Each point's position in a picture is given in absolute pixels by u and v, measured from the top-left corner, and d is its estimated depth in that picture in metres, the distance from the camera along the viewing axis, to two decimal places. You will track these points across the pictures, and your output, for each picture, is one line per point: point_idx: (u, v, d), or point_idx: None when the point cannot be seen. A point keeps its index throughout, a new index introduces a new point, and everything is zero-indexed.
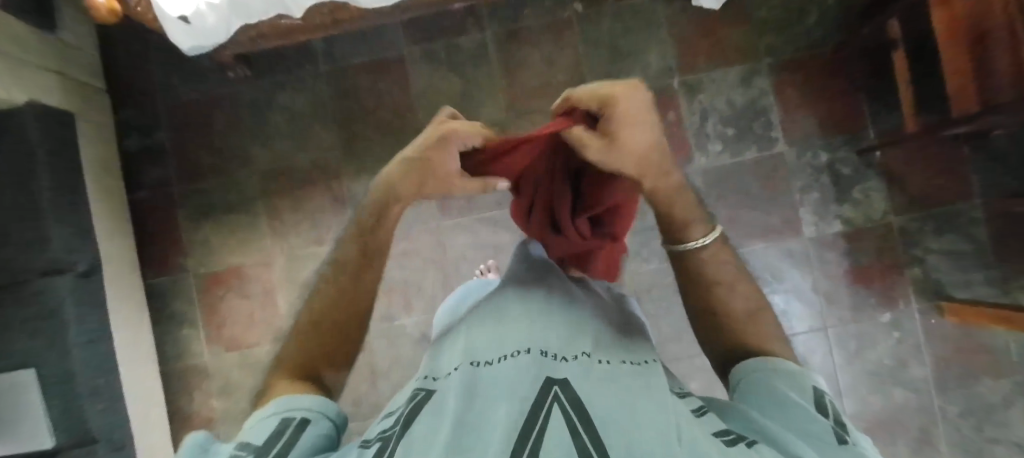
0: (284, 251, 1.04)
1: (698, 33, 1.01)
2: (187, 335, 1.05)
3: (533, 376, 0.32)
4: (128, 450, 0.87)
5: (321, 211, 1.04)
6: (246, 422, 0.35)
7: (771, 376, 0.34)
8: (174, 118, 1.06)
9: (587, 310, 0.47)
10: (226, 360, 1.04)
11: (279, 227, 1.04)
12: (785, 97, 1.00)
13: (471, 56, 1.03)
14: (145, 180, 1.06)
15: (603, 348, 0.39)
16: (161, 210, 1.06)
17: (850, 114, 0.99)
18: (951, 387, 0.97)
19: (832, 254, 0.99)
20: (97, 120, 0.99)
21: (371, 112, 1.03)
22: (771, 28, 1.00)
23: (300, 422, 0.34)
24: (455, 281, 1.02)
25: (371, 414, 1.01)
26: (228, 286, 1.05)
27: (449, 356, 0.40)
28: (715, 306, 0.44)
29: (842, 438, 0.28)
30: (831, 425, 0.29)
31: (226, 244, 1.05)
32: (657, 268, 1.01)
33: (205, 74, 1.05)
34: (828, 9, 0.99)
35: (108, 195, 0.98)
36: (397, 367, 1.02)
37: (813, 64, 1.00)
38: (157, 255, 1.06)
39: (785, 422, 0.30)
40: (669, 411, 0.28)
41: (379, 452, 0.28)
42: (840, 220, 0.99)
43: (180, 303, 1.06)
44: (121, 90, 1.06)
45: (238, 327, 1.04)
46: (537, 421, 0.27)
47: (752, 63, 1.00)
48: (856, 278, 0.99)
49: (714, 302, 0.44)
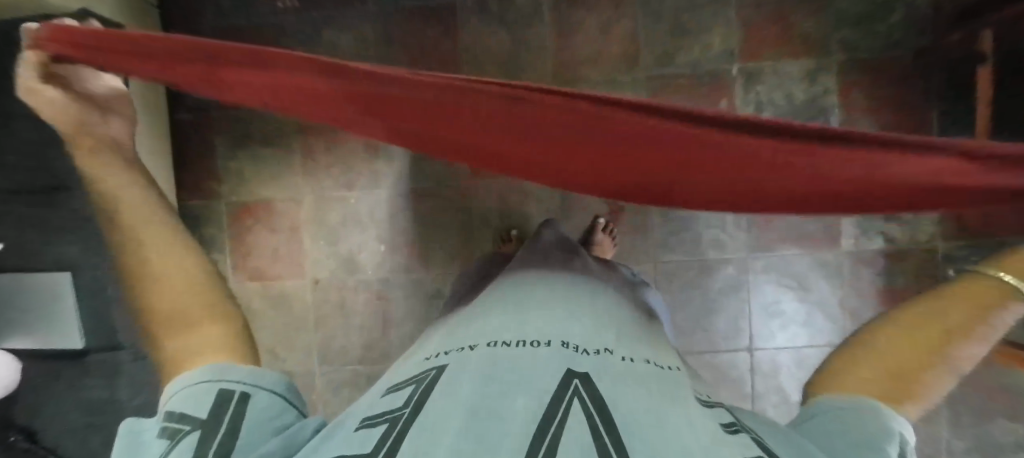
0: (313, 190, 1.05)
1: (769, 18, 0.94)
2: (214, 260, 1.09)
3: (554, 369, 0.31)
4: None
5: (353, 156, 1.04)
6: (171, 386, 0.34)
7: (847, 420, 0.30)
8: (218, 41, 1.04)
9: (610, 303, 0.46)
10: (249, 288, 1.08)
11: (310, 166, 1.05)
12: (852, 99, 0.93)
13: (523, 15, 0.98)
14: (185, 101, 1.06)
15: (626, 343, 0.38)
16: (198, 134, 1.07)
17: (916, 127, 0.92)
18: (964, 422, 0.95)
19: (867, 271, 0.96)
20: (143, 35, 0.98)
21: (413, 60, 1.00)
22: (850, 21, 0.92)
23: (239, 397, 0.33)
24: (477, 244, 1.02)
25: (381, 360, 1.05)
26: (256, 218, 1.07)
27: (467, 335, 0.40)
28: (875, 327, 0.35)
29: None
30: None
31: (259, 176, 1.06)
32: (682, 260, 0.99)
33: (252, 1, 1.03)
34: (917, 8, 0.90)
35: (149, 113, 0.99)
36: (411, 319, 1.05)
37: (888, 67, 0.92)
38: (192, 177, 1.08)
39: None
40: (695, 425, 0.27)
41: (390, 428, 0.28)
42: (883, 237, 0.95)
43: (210, 227, 1.09)
44: (168, 7, 1.04)
45: (263, 259, 1.07)
46: (555, 417, 0.26)
47: (821, 58, 0.93)
48: (888, 300, 0.95)
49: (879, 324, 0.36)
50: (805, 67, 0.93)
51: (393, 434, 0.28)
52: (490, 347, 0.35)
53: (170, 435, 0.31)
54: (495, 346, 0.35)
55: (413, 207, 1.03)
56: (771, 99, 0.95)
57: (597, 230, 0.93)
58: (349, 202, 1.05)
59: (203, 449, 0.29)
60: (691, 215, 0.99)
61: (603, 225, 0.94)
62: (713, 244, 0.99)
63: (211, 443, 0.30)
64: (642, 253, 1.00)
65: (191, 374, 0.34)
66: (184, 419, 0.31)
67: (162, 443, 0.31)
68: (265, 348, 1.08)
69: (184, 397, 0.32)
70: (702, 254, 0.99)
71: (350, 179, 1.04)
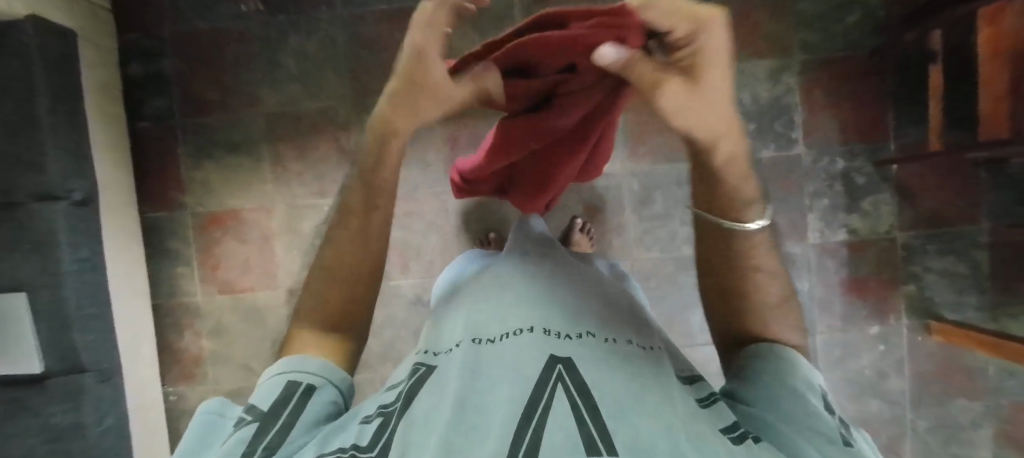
0: (284, 199, 1.02)
1: (733, 20, 0.97)
2: (181, 273, 1.04)
3: (536, 354, 0.31)
4: (117, 381, 0.87)
5: (326, 161, 1.01)
6: (263, 375, 0.39)
7: (789, 370, 0.35)
8: (180, 45, 1.00)
9: (596, 287, 0.46)
10: (219, 302, 1.04)
11: (282, 174, 1.02)
12: (811, 98, 0.97)
13: (496, 16, 0.97)
14: (147, 110, 1.02)
15: (609, 327, 0.38)
16: (160, 142, 1.02)
17: (874, 124, 0.98)
18: (925, 402, 1.01)
19: (831, 262, 1.00)
20: (101, 42, 0.94)
21: (384, 63, 0.99)
22: (809, 23, 0.96)
23: (304, 391, 0.35)
24: (456, 249, 1.02)
25: (360, 371, 1.03)
26: (225, 229, 1.03)
27: (451, 331, 0.41)
28: (744, 291, 0.40)
29: (845, 439, 0.30)
30: (837, 425, 0.31)
31: (227, 185, 1.03)
32: (659, 258, 1.01)
33: (214, 3, 1.00)
34: (870, 8, 0.95)
35: (109, 122, 0.95)
36: (391, 327, 1.03)
37: (848, 66, 0.97)
38: (154, 189, 1.03)
39: (790, 421, 0.31)
40: (676, 405, 0.28)
41: (383, 429, 0.30)
42: (846, 230, 1.00)
43: (176, 240, 1.04)
44: (124, 11, 1.00)
45: (234, 271, 1.04)
46: (540, 402, 0.27)
47: (784, 59, 0.97)
48: (853, 289, 1.00)
49: (745, 289, 0.40)
50: (769, 69, 0.97)
51: (386, 433, 0.29)
52: (473, 342, 0.36)
53: (239, 421, 0.33)
54: (478, 341, 0.36)
55: None
56: (738, 99, 0.98)
57: (574, 231, 0.96)
58: (324, 210, 1.02)
59: (259, 439, 0.31)
60: (666, 212, 1.01)
61: (580, 225, 0.97)
62: (688, 241, 1.01)
63: (266, 437, 0.31)
64: (620, 251, 1.02)
65: (277, 365, 0.38)
66: (252, 410, 0.34)
67: (231, 427, 0.34)
68: (238, 364, 1.04)
69: (264, 387, 0.36)
70: (677, 251, 1.01)
71: (323, 186, 1.02)
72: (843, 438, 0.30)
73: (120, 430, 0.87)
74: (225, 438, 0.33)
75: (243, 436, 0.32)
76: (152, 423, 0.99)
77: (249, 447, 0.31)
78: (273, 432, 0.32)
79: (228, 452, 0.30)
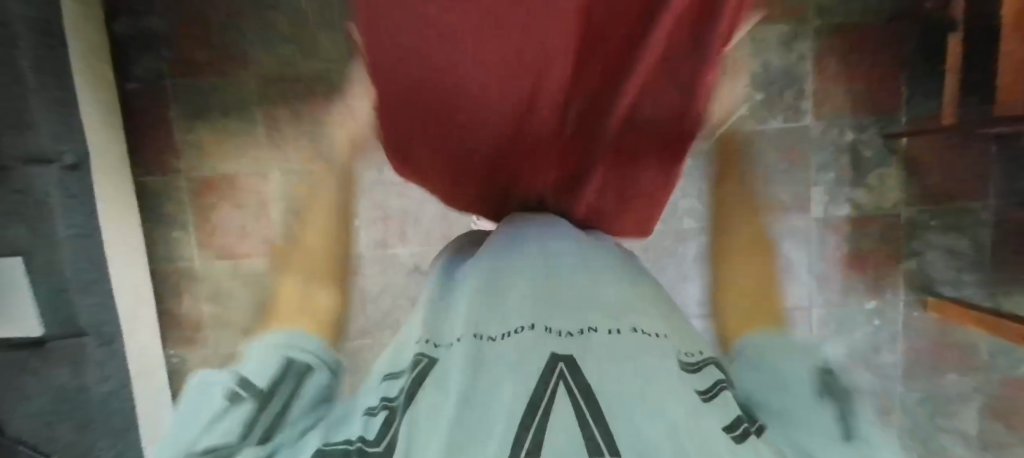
0: (279, 165, 1.01)
1: None
2: (178, 237, 1.05)
3: (538, 354, 0.30)
4: (118, 342, 0.89)
5: (323, 127, 0.99)
6: (242, 361, 0.39)
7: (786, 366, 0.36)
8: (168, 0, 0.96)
9: (598, 266, 0.44)
10: (216, 265, 1.05)
11: (278, 139, 1.00)
12: (823, 68, 0.94)
13: None
14: (136, 70, 0.99)
15: (617, 313, 0.36)
16: (151, 105, 1.00)
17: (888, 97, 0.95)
18: (914, 375, 1.02)
19: (833, 236, 1.00)
20: None
21: None
22: None
23: (298, 370, 0.37)
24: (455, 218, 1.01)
25: None
26: (220, 194, 1.03)
27: (453, 320, 0.39)
28: None
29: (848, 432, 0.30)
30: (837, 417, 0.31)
31: (219, 150, 1.01)
32: (658, 230, 1.01)
33: None
34: None
35: (98, 83, 0.92)
36: (390, 294, 1.04)
37: (869, 34, 0.93)
38: (149, 153, 1.02)
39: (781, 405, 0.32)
40: (683, 400, 0.27)
41: (387, 423, 0.29)
42: (851, 203, 0.99)
43: (171, 205, 1.04)
44: None
45: (231, 238, 1.04)
46: (542, 405, 0.26)
47: (799, 25, 0.93)
48: (853, 263, 1.01)
49: None
50: (783, 35, 0.93)
51: (391, 425, 0.28)
52: (476, 337, 0.34)
53: (230, 397, 0.33)
54: (481, 336, 0.34)
55: (388, 181, 1.01)
56: None
57: None
58: None
59: (254, 415, 0.31)
60: None
61: None
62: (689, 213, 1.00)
63: (262, 413, 0.32)
64: None
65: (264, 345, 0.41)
66: (244, 385, 0.34)
67: (219, 403, 0.33)
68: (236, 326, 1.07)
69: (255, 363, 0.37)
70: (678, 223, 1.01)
71: None
72: (846, 431, 0.30)
73: (123, 391, 0.90)
74: (215, 414, 0.32)
75: (240, 410, 0.32)
76: (158, 385, 1.00)
77: (245, 423, 0.30)
78: (268, 412, 0.32)
79: (226, 429, 0.30)
